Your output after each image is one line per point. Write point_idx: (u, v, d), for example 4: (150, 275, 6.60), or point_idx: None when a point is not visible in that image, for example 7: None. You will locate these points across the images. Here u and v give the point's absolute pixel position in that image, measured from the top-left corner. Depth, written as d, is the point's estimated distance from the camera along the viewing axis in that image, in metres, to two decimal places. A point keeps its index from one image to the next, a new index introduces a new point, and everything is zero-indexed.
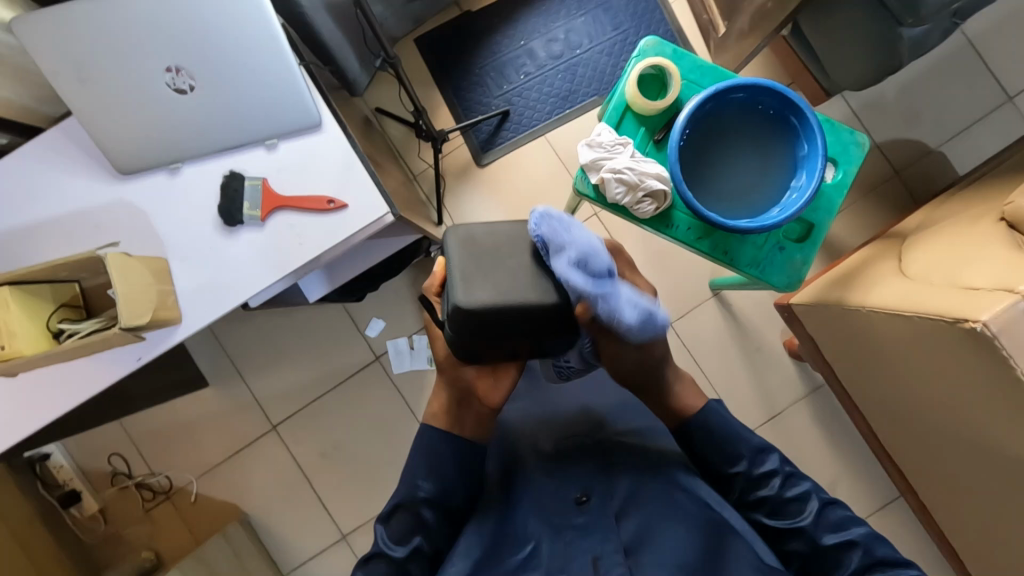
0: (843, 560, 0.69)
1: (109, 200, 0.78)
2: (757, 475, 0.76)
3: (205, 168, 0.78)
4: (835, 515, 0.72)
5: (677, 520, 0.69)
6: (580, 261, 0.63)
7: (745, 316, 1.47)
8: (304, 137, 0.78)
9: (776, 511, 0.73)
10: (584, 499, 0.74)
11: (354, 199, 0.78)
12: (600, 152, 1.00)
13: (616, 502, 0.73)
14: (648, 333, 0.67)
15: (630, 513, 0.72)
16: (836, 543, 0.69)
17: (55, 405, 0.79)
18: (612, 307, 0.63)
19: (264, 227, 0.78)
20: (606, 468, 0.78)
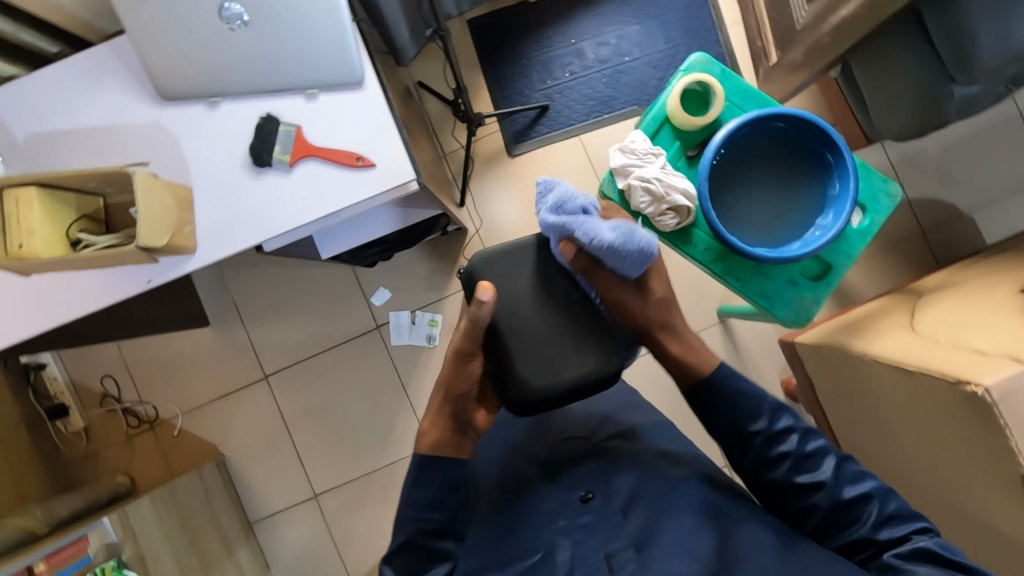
0: (865, 514, 0.67)
1: (145, 122, 0.80)
2: (777, 433, 0.73)
3: (243, 106, 0.79)
4: (852, 467, 0.71)
5: (682, 509, 0.71)
6: (557, 205, 0.81)
7: (747, 348, 1.46)
8: (345, 91, 0.79)
9: (796, 467, 0.71)
10: (588, 499, 0.78)
11: (382, 159, 0.78)
12: (631, 159, 1.01)
13: (619, 501, 0.77)
14: (634, 255, 0.77)
15: (637, 508, 0.74)
16: (856, 495, 0.68)
17: (59, 312, 0.80)
18: (581, 234, 0.77)
19: (291, 172, 0.79)
20: (607, 468, 0.82)
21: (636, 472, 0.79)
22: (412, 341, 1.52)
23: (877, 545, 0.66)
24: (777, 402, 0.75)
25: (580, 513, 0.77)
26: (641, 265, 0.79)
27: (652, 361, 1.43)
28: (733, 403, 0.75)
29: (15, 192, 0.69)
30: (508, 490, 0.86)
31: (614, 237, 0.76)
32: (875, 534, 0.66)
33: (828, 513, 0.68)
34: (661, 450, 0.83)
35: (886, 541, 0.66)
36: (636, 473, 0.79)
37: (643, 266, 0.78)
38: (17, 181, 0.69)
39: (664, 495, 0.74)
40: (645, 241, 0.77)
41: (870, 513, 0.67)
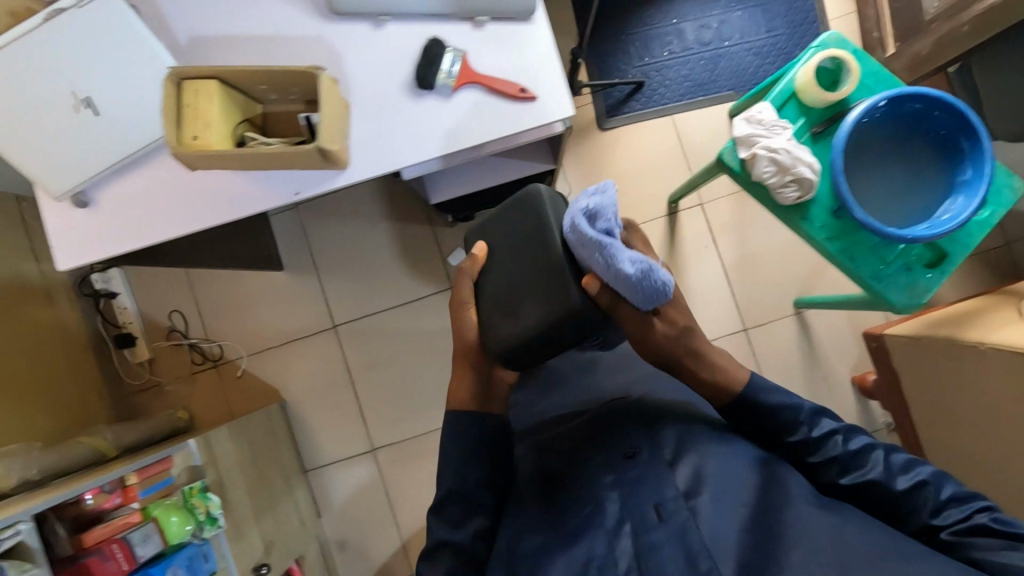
0: (922, 502, 0.64)
1: (309, 34, 0.79)
2: (819, 442, 0.70)
3: (409, 28, 0.79)
4: (902, 459, 0.68)
5: (731, 458, 0.69)
6: (589, 214, 0.74)
7: (818, 341, 1.46)
8: (513, 23, 0.79)
9: (847, 468, 0.68)
10: (632, 454, 0.73)
11: (544, 93, 0.78)
12: (757, 129, 1.01)
13: (667, 449, 0.73)
14: (645, 291, 0.73)
15: (685, 459, 0.71)
16: (908, 487, 0.65)
17: (214, 213, 0.80)
18: (598, 258, 0.72)
19: (451, 98, 0.78)
20: (647, 420, 0.78)
21: (690, 423, 0.76)
22: None
23: (938, 531, 0.63)
24: (814, 406, 0.73)
25: (627, 466, 0.72)
26: (655, 300, 0.75)
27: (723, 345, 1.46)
28: (768, 407, 0.73)
29: (194, 84, 0.69)
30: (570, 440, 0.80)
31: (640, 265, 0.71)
32: (937, 523, 0.63)
33: (886, 505, 0.66)
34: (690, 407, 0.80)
35: (943, 527, 0.63)
36: (689, 422, 0.76)
37: (655, 302, 0.75)
38: (199, 73, 0.69)
39: (712, 442, 0.72)
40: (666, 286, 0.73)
41: (927, 502, 0.64)
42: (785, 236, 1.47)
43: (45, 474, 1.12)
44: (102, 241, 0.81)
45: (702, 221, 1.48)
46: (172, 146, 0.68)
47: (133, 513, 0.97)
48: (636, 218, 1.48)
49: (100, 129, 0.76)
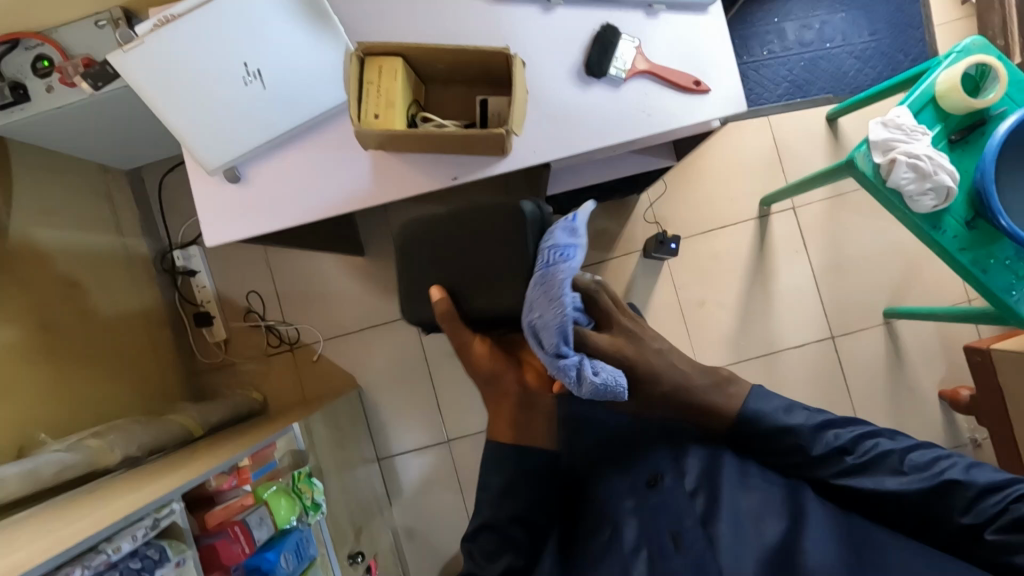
0: (949, 501, 0.59)
1: (475, 16, 0.77)
2: (821, 463, 0.64)
3: (580, 14, 0.77)
4: (919, 457, 0.62)
5: (754, 487, 0.66)
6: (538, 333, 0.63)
7: (907, 353, 1.44)
8: (688, 13, 0.76)
9: (862, 481, 0.62)
10: (655, 482, 0.69)
11: (717, 86, 0.76)
12: (895, 134, 0.99)
13: (689, 479, 0.69)
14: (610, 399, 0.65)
15: (703, 492, 0.67)
16: (931, 487, 0.59)
17: (371, 195, 0.79)
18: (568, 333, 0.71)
19: (620, 88, 0.76)
20: (675, 444, 0.74)
21: (720, 448, 0.70)
22: None
23: (979, 529, 0.58)
24: (816, 418, 0.66)
25: (648, 495, 0.68)
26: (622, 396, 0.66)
27: (809, 351, 1.45)
28: (765, 431, 0.67)
29: (378, 61, 0.67)
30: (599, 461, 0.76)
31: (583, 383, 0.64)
32: (972, 521, 0.58)
33: (912, 511, 0.61)
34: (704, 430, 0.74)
35: (985, 525, 0.57)
36: (719, 447, 0.70)
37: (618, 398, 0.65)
38: (385, 50, 0.67)
39: (743, 471, 0.67)
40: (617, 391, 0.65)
41: (959, 499, 0.58)
42: (877, 243, 1.45)
43: (143, 451, 1.10)
44: (252, 217, 0.79)
45: (793, 225, 1.46)
46: (355, 124, 0.66)
47: (246, 496, 0.95)
48: (727, 219, 1.46)
49: (264, 102, 0.74)
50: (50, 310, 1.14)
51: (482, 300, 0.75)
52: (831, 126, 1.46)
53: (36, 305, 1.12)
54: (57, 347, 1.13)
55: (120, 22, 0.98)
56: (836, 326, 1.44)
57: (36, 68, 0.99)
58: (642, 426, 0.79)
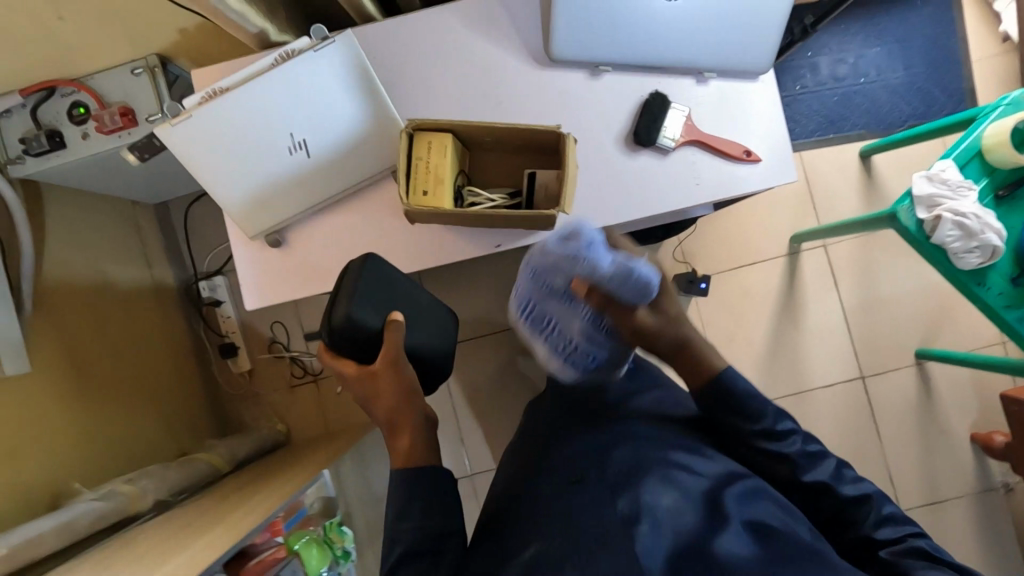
0: (859, 514, 0.64)
1: (521, 84, 0.76)
2: (771, 444, 0.69)
3: (628, 82, 0.75)
4: (849, 473, 0.68)
5: (678, 479, 0.64)
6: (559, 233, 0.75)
7: (938, 394, 1.41)
8: (738, 80, 0.75)
9: (801, 465, 0.68)
10: (580, 479, 0.68)
11: (768, 156, 0.75)
12: (941, 189, 0.97)
13: (611, 473, 0.67)
14: (632, 289, 0.70)
15: (627, 490, 0.63)
16: (852, 496, 0.65)
17: (413, 261, 0.78)
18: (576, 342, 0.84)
19: (669, 157, 0.75)
20: (601, 447, 0.73)
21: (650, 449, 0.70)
22: None
23: (873, 547, 0.63)
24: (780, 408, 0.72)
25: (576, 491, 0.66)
26: (638, 296, 0.72)
27: (837, 391, 1.43)
28: (742, 406, 0.71)
29: (427, 136, 0.66)
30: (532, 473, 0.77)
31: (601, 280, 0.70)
32: (873, 536, 0.63)
33: (827, 509, 0.66)
34: (661, 416, 0.80)
35: (882, 541, 0.63)
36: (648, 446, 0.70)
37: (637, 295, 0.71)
38: (436, 126, 0.66)
39: (663, 463, 0.66)
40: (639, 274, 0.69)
41: (868, 514, 0.64)
42: (909, 282, 1.43)
43: (173, 495, 1.09)
44: (290, 281, 0.78)
45: (824, 262, 1.44)
46: (404, 202, 0.65)
47: (278, 548, 0.96)
48: (755, 255, 1.44)
49: (308, 170, 0.74)
50: (86, 350, 1.13)
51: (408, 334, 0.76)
52: (864, 161, 1.43)
53: (73, 347, 1.10)
54: (95, 383, 1.12)
55: (156, 69, 0.97)
56: (866, 366, 1.42)
57: (72, 115, 0.98)
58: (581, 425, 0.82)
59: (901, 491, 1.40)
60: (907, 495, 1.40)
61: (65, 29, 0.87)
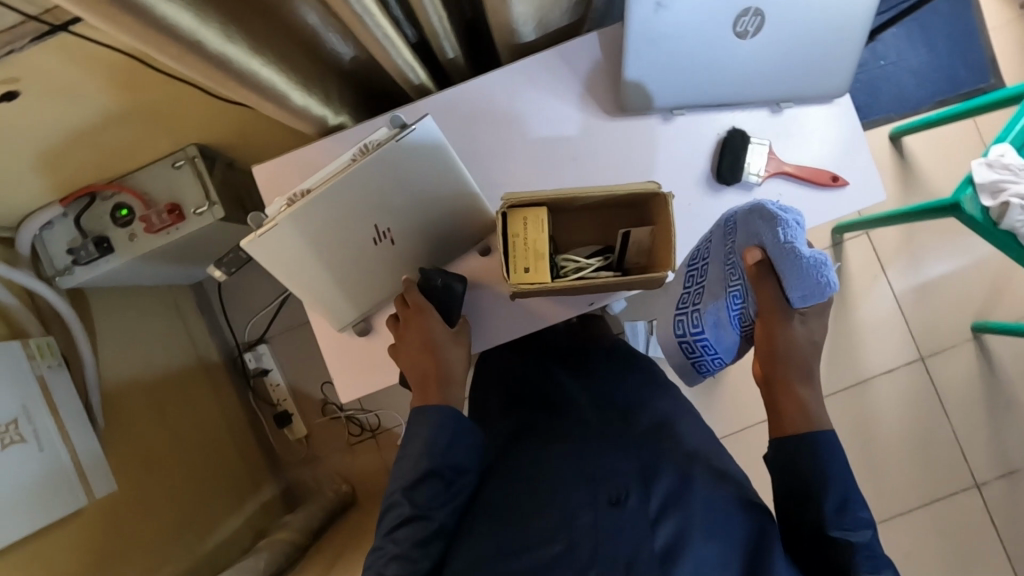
0: None
1: (593, 137, 0.74)
2: (828, 529, 0.60)
3: (702, 122, 0.74)
4: None
5: (719, 522, 0.62)
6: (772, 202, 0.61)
7: (1001, 367, 1.41)
8: (815, 105, 0.74)
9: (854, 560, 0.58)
10: (618, 502, 0.62)
11: (854, 178, 0.74)
12: (1004, 174, 0.97)
13: (654, 502, 0.63)
14: (804, 282, 0.58)
15: (664, 521, 0.61)
16: None
17: (507, 329, 0.77)
18: (695, 309, 0.72)
19: (757, 191, 0.73)
20: (643, 462, 0.68)
21: (689, 480, 0.65)
22: (647, 355, 1.31)
23: None
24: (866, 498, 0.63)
25: (611, 515, 0.61)
26: (805, 291, 0.59)
27: (898, 375, 1.43)
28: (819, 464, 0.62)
29: (522, 212, 0.65)
30: (543, 466, 0.70)
31: (787, 258, 0.57)
32: None
33: None
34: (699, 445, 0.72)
35: None
36: (689, 478, 0.65)
37: (802, 290, 0.59)
38: (528, 200, 0.65)
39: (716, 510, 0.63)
40: (824, 282, 0.58)
41: None
42: (956, 259, 1.42)
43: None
44: (381, 370, 0.77)
45: (868, 249, 1.43)
46: (509, 282, 0.64)
47: None
48: None
49: (393, 257, 0.73)
50: (153, 447, 1.10)
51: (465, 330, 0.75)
52: (896, 145, 1.42)
53: (141, 444, 1.07)
54: (167, 478, 1.10)
55: (196, 160, 0.96)
56: (925, 347, 1.42)
57: (116, 218, 0.96)
58: (609, 425, 0.75)
59: (975, 467, 1.41)
60: (980, 470, 1.41)
61: (107, 140, 0.85)
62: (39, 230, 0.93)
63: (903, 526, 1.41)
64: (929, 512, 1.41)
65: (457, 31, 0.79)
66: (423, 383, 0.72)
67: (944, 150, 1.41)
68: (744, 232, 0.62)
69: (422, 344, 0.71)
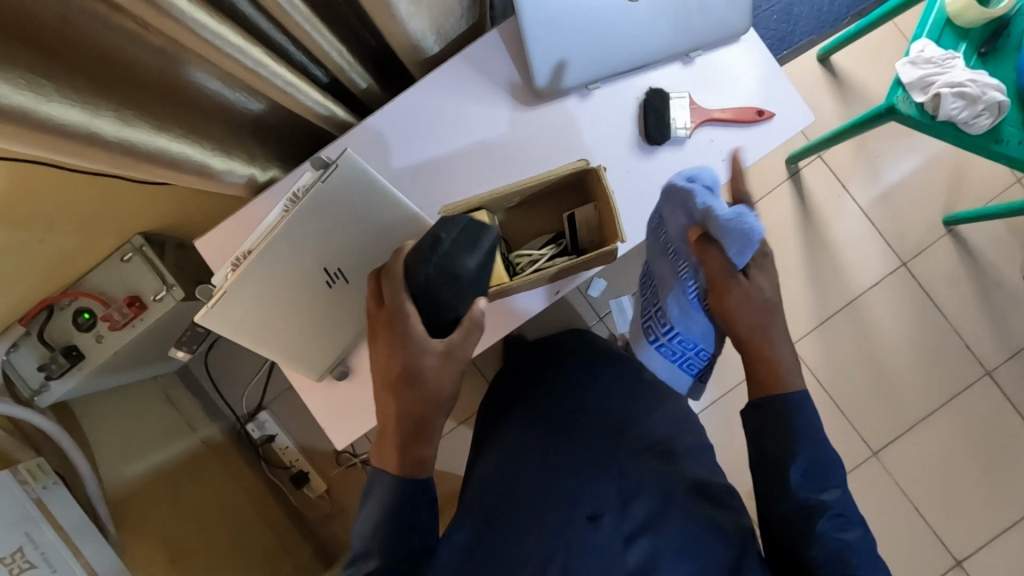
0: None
1: (518, 130, 0.74)
2: (797, 494, 0.65)
3: (619, 90, 0.74)
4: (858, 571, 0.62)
5: (683, 527, 0.71)
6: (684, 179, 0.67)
7: (982, 253, 1.42)
8: (723, 47, 0.74)
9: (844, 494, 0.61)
10: (596, 517, 0.70)
11: (779, 109, 0.74)
12: (929, 68, 0.98)
13: (630, 523, 0.71)
14: (735, 239, 0.62)
15: (635, 539, 0.70)
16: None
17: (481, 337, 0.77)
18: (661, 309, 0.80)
19: (689, 143, 0.73)
20: (625, 490, 0.76)
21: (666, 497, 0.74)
22: None
23: None
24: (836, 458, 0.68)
25: (586, 530, 0.69)
26: (743, 247, 0.63)
27: (885, 287, 1.44)
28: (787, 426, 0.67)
29: None
30: (533, 494, 0.76)
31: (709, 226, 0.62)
32: None
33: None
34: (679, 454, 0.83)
35: None
36: (670, 495, 0.75)
37: (739, 246, 0.63)
38: (465, 206, 0.67)
39: (691, 537, 0.71)
40: (750, 229, 0.60)
41: None
42: (912, 161, 1.43)
43: None
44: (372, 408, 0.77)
45: (825, 171, 1.44)
46: None
47: None
48: (760, 191, 1.44)
49: (351, 295, 0.72)
50: (178, 542, 1.09)
51: (440, 363, 0.65)
52: (826, 66, 1.43)
53: (161, 538, 1.08)
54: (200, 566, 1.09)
55: (145, 249, 0.96)
56: (904, 252, 1.43)
57: (80, 324, 0.95)
58: (594, 442, 0.84)
59: (980, 356, 1.42)
60: (986, 357, 1.42)
61: (50, 254, 0.85)
62: (6, 354, 0.92)
63: (926, 431, 1.42)
64: (948, 410, 1.42)
65: (364, 61, 0.80)
66: (393, 432, 0.67)
67: (874, 58, 1.42)
68: (673, 217, 0.68)
69: (396, 365, 0.65)
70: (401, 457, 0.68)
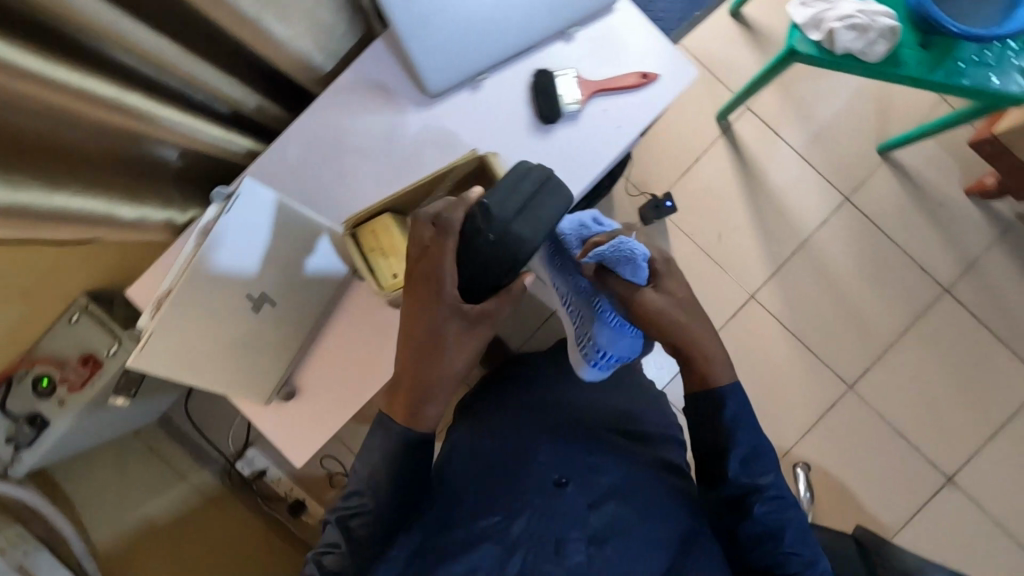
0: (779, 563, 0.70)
1: (418, 131, 0.76)
2: (734, 479, 0.73)
3: (507, 77, 0.77)
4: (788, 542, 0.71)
5: (642, 492, 0.77)
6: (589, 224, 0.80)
7: (921, 174, 1.45)
8: (599, 19, 0.77)
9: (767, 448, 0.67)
10: (563, 483, 0.76)
11: (663, 69, 0.76)
12: (817, 7, 1.02)
13: (594, 492, 0.76)
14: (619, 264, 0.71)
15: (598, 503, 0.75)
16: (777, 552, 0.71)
17: None
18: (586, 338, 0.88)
19: (581, 116, 0.76)
20: (588, 460, 0.81)
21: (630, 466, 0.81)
22: None
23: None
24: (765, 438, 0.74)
25: (555, 495, 0.75)
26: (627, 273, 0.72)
27: (833, 224, 1.46)
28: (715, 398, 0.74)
29: (367, 227, 0.70)
30: (500, 472, 0.80)
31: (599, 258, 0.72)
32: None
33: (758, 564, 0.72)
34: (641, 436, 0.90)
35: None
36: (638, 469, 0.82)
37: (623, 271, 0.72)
38: (367, 214, 0.70)
39: (647, 501, 0.76)
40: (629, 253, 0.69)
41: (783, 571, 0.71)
42: (838, 97, 1.46)
43: None
44: (324, 422, 0.79)
45: (756, 122, 1.47)
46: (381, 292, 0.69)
47: None
48: (696, 152, 1.46)
49: (279, 317, 0.75)
50: None
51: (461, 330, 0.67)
52: (739, 19, 1.45)
53: None
54: None
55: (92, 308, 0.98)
56: (845, 187, 1.45)
57: (39, 391, 0.97)
58: (558, 425, 0.88)
59: (936, 274, 1.45)
60: (941, 274, 1.45)
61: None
62: None
63: (896, 357, 1.45)
64: (913, 333, 1.45)
65: (261, 88, 0.82)
66: (404, 383, 0.68)
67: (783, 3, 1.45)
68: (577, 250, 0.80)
69: (421, 317, 0.66)
70: (410, 411, 0.68)
